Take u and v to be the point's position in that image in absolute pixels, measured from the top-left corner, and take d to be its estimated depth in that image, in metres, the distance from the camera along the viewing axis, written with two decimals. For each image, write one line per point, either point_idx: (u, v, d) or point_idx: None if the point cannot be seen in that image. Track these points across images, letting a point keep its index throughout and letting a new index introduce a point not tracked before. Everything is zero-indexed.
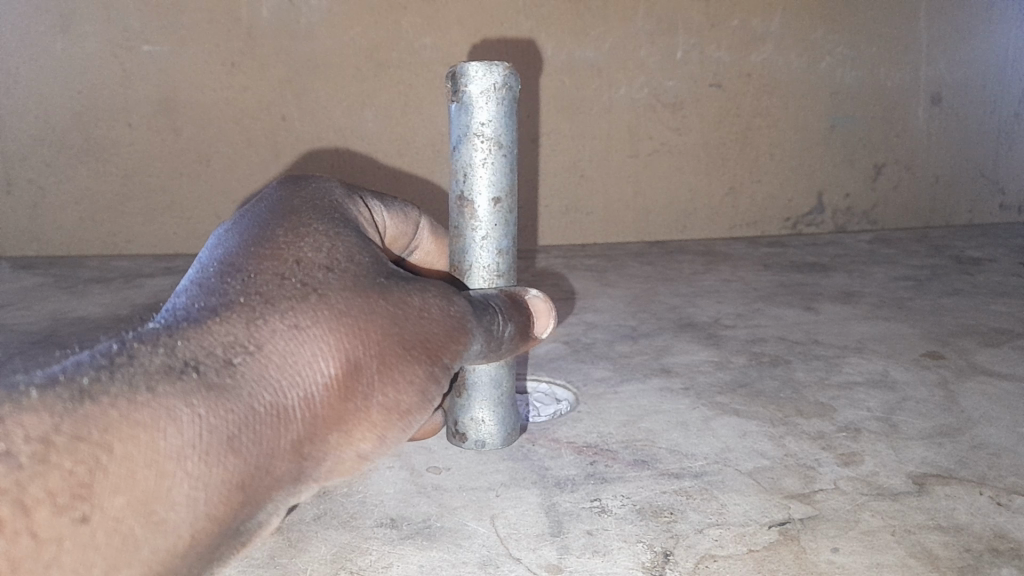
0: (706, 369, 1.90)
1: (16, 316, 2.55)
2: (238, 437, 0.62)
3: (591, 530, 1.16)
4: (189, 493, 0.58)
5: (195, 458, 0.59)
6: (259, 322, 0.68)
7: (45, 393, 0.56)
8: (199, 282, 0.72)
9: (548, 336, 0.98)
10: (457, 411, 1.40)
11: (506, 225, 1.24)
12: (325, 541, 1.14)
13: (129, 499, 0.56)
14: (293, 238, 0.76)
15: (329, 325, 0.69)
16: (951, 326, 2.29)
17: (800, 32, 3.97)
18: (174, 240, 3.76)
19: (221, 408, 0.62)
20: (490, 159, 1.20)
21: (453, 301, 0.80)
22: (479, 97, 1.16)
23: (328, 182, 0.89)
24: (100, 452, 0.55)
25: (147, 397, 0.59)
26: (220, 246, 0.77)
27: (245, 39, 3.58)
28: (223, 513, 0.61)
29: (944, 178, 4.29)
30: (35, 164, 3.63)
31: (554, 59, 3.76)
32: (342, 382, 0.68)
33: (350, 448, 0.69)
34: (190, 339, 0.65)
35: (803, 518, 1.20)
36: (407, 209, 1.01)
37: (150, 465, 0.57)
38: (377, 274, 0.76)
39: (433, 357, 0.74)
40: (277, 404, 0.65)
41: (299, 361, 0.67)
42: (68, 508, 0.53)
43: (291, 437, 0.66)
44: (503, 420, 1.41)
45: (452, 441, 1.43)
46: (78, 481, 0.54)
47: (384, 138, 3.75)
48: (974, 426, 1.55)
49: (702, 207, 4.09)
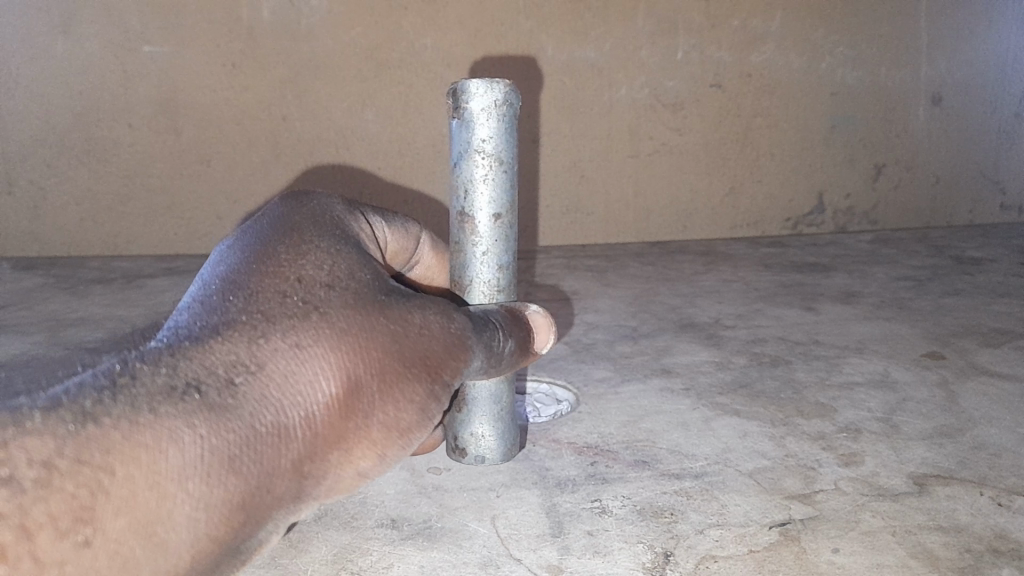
0: (707, 369, 1.90)
1: (17, 317, 2.55)
2: (239, 457, 0.63)
3: (592, 530, 1.16)
4: (190, 514, 0.60)
5: (197, 479, 0.61)
6: (261, 341, 0.69)
7: (48, 415, 0.57)
8: (201, 299, 0.73)
9: (549, 350, 0.97)
10: (456, 426, 1.34)
11: (507, 240, 1.24)
12: (326, 541, 1.14)
13: (130, 521, 0.57)
14: (295, 255, 0.77)
15: (330, 344, 0.70)
16: (951, 326, 2.29)
17: (801, 31, 3.96)
18: (175, 240, 3.76)
19: (223, 429, 0.63)
20: (490, 176, 1.19)
21: (454, 318, 0.81)
22: (480, 114, 1.17)
23: (330, 197, 0.89)
24: (102, 474, 0.57)
25: (149, 418, 0.60)
26: (222, 262, 0.78)
27: (245, 39, 3.58)
28: (223, 532, 0.62)
29: (945, 179, 4.29)
30: (35, 164, 3.63)
31: (554, 60, 3.76)
32: (343, 401, 0.69)
33: (351, 467, 0.70)
34: (193, 358, 0.66)
35: (803, 518, 1.20)
36: (408, 224, 1.01)
37: (152, 487, 0.58)
38: (378, 292, 0.76)
39: (433, 375, 0.75)
40: (278, 423, 0.66)
41: (300, 380, 0.68)
42: (71, 531, 0.55)
43: (292, 456, 0.66)
44: (504, 435, 1.36)
45: (452, 456, 1.37)
46: (80, 504, 0.55)
47: (384, 138, 3.75)
48: (975, 426, 1.55)
49: (702, 207, 4.09)
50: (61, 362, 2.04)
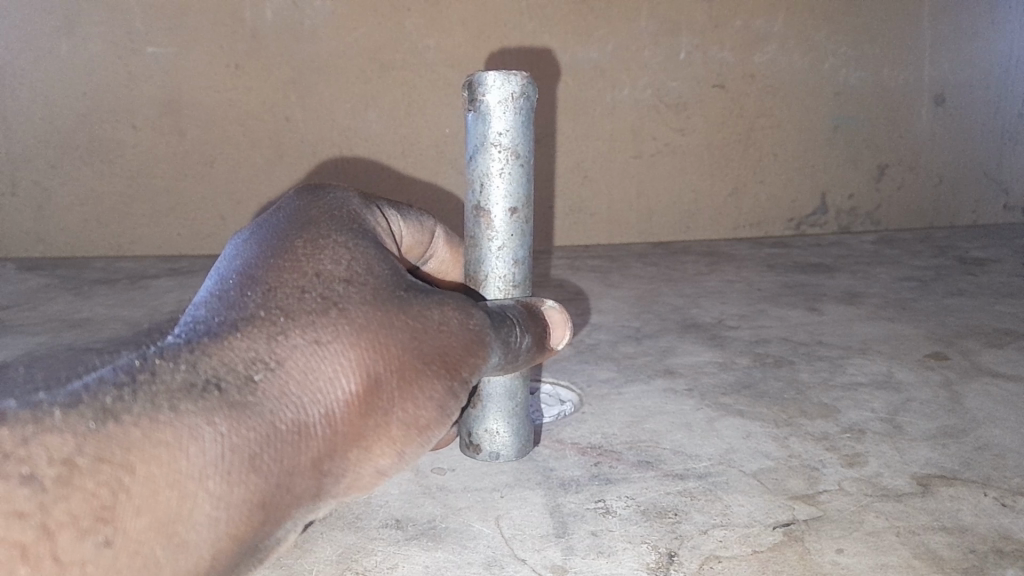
0: (710, 370, 1.91)
1: (22, 316, 2.57)
2: (260, 454, 0.64)
3: (596, 531, 1.17)
4: (210, 514, 0.60)
5: (217, 478, 0.61)
6: (280, 337, 0.69)
7: (69, 413, 0.58)
8: (218, 293, 0.73)
9: (564, 347, 0.98)
10: (470, 422, 1.35)
11: (522, 236, 1.24)
12: (332, 541, 1.14)
13: (151, 521, 0.58)
14: (312, 250, 0.77)
15: (350, 341, 0.71)
16: (956, 326, 2.29)
17: (802, 32, 3.96)
18: (179, 241, 3.77)
19: (243, 427, 0.64)
20: (506, 169, 1.19)
21: (472, 314, 0.81)
22: (497, 107, 1.17)
23: (346, 192, 0.90)
24: (122, 473, 0.57)
25: (169, 417, 0.61)
26: (238, 256, 0.78)
27: (248, 41, 3.60)
28: (243, 531, 0.63)
29: (948, 179, 4.28)
30: (40, 166, 3.64)
31: (558, 61, 3.77)
32: (363, 398, 0.70)
33: (369, 464, 0.71)
34: (212, 354, 0.67)
35: (807, 518, 1.20)
36: (422, 219, 1.02)
37: (172, 486, 0.59)
38: (397, 287, 0.77)
39: (452, 372, 0.76)
40: (298, 420, 0.67)
41: (319, 378, 0.69)
42: (90, 531, 0.55)
43: (312, 454, 0.67)
44: (518, 432, 1.36)
45: (466, 453, 1.38)
46: (100, 504, 0.56)
47: (387, 139, 3.75)
48: (979, 427, 1.55)
49: (704, 207, 4.09)
50: (67, 361, 2.05)
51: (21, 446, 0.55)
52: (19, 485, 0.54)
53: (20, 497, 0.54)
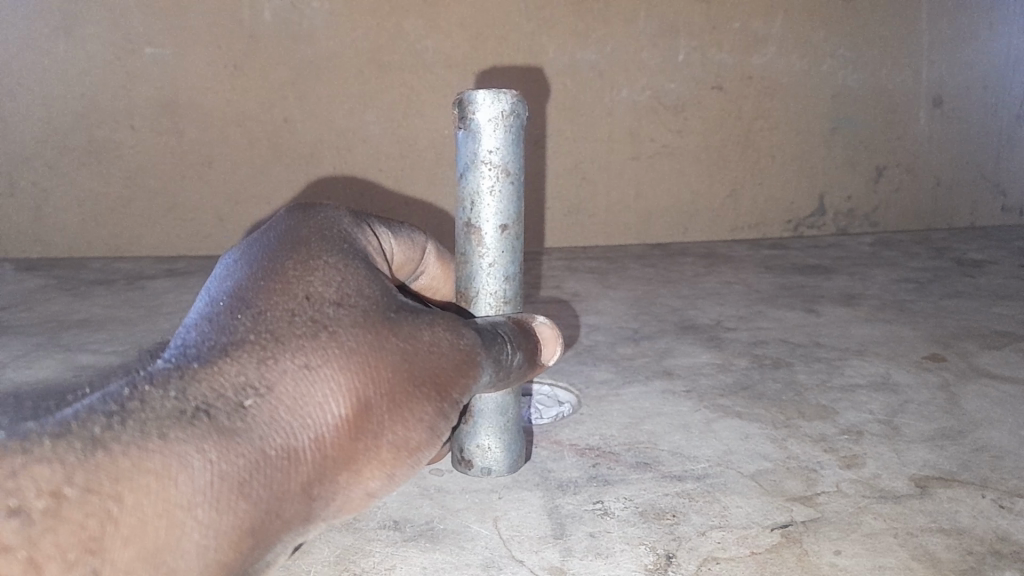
0: (708, 371, 1.91)
1: (18, 316, 2.57)
2: (249, 480, 0.64)
3: (593, 532, 1.16)
4: (199, 541, 0.60)
5: (206, 506, 0.61)
6: (271, 362, 0.69)
7: (58, 441, 0.58)
8: (209, 316, 0.73)
9: (556, 362, 0.97)
10: (462, 438, 1.29)
11: (513, 252, 1.24)
12: (328, 542, 1.14)
13: (139, 551, 0.57)
14: (303, 271, 0.77)
15: (339, 364, 0.71)
16: (953, 328, 2.30)
17: (800, 33, 3.97)
18: (176, 242, 3.76)
19: (231, 454, 0.64)
20: (497, 188, 1.19)
21: (463, 333, 0.81)
22: (488, 124, 1.16)
23: (337, 210, 0.90)
24: (111, 503, 0.57)
25: (158, 444, 0.61)
26: (229, 277, 0.78)
27: (247, 41, 3.60)
28: (232, 557, 0.62)
29: (946, 180, 4.29)
30: (37, 166, 3.63)
31: (556, 62, 3.77)
32: (353, 421, 0.70)
33: (360, 487, 0.70)
34: (202, 381, 0.67)
35: (805, 520, 1.20)
36: (414, 234, 1.02)
37: (162, 515, 0.59)
38: (388, 308, 0.77)
39: (443, 393, 0.76)
40: (287, 446, 0.67)
41: (309, 403, 0.68)
42: (78, 563, 0.55)
43: (301, 479, 0.67)
44: (511, 448, 1.31)
45: (458, 468, 1.33)
46: (89, 534, 0.56)
47: (385, 141, 3.75)
48: (977, 428, 1.55)
49: (702, 209, 4.09)
50: (63, 364, 2.05)
51: (9, 478, 0.55)
52: (7, 517, 0.54)
53: (8, 529, 0.54)
